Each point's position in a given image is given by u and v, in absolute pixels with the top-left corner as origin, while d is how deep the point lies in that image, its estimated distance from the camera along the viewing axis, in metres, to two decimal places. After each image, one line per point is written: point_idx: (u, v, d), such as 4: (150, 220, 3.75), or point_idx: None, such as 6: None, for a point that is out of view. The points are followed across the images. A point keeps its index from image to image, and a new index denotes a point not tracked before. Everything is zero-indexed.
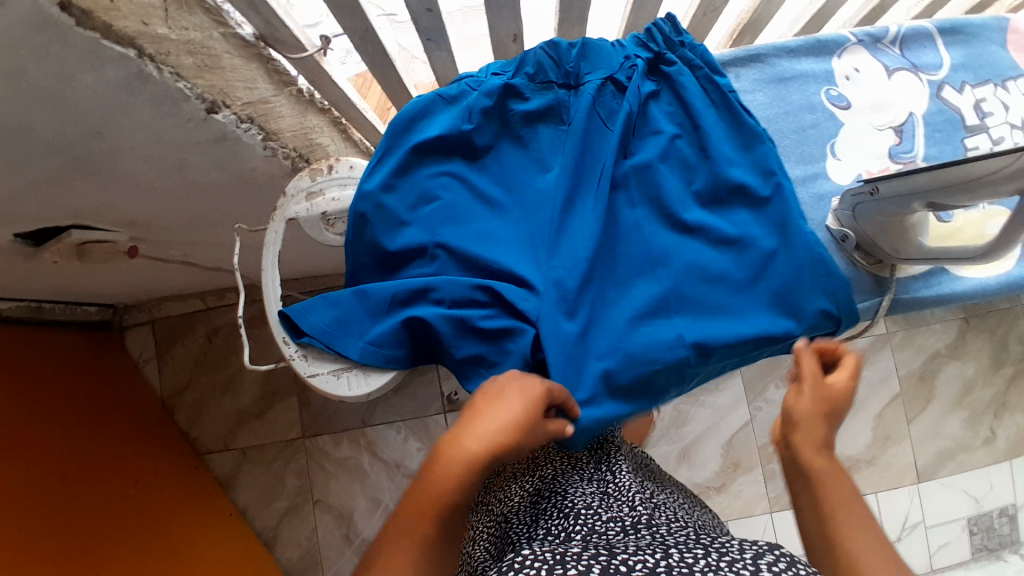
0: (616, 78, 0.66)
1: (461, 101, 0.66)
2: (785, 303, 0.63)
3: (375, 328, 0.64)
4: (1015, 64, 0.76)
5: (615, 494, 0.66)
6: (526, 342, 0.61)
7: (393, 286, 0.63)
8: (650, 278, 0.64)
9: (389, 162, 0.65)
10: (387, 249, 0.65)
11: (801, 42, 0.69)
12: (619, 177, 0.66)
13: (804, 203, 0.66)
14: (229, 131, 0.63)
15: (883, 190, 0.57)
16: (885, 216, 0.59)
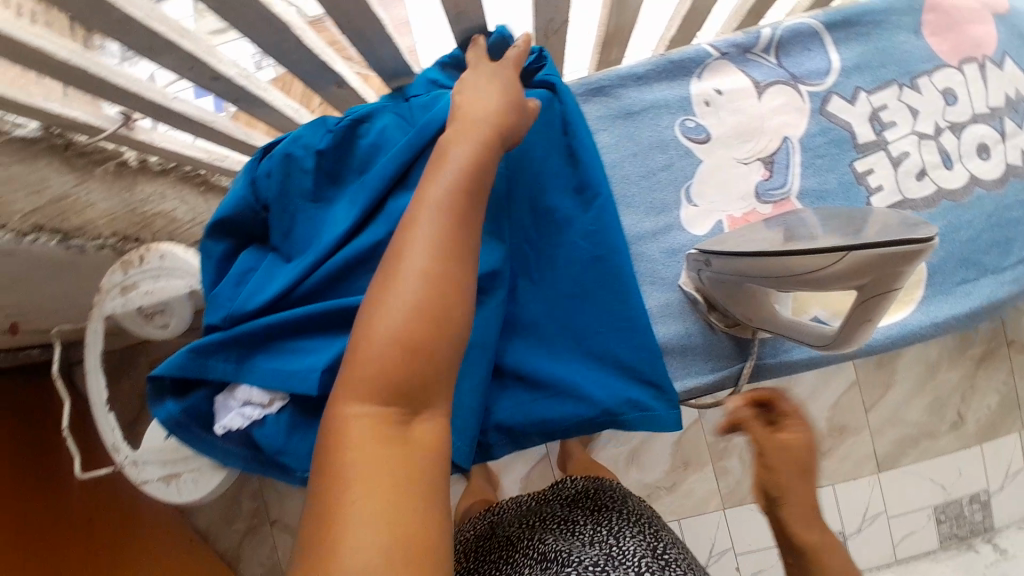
0: (292, 183, 0.59)
1: (256, 177, 0.58)
2: (650, 366, 0.56)
3: (267, 430, 0.57)
4: (932, 53, 0.63)
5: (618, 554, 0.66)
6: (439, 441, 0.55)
7: (268, 378, 0.55)
8: (537, 350, 0.57)
9: (224, 271, 0.58)
10: (255, 362, 0.56)
11: (652, 66, 0.60)
12: None
13: (654, 259, 0.59)
14: (16, 247, 0.59)
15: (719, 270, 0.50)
16: (728, 292, 0.51)
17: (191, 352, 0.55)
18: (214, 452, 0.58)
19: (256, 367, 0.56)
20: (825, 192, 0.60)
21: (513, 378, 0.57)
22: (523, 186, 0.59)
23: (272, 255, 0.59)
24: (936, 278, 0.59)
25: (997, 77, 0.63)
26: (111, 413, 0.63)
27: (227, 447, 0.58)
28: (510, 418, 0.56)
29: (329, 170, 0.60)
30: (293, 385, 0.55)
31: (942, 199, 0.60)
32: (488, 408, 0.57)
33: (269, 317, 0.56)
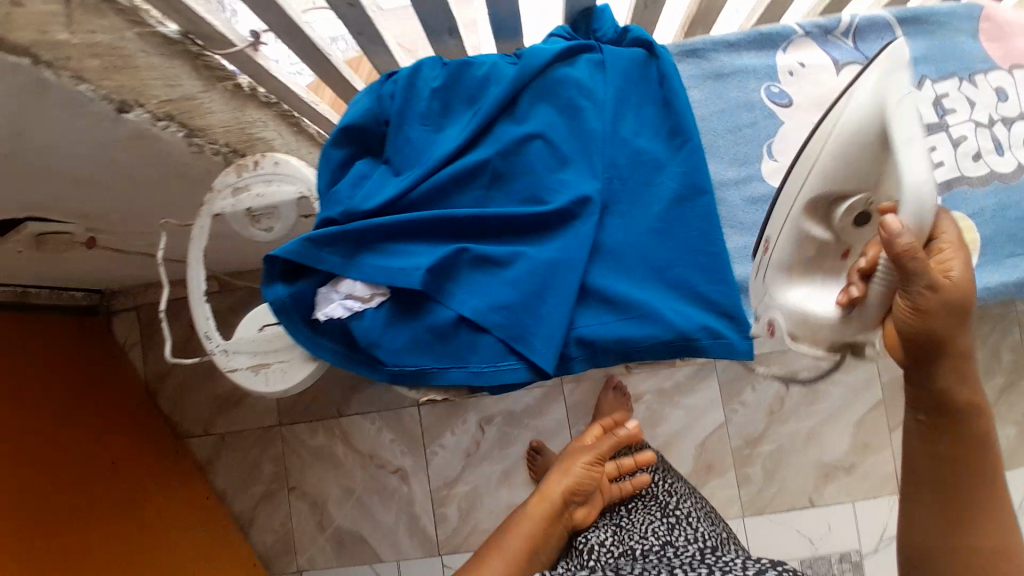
0: (410, 106, 0.64)
1: (378, 97, 0.64)
2: (721, 298, 0.61)
3: (366, 322, 0.61)
4: (990, 56, 0.70)
5: None
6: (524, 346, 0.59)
7: (372, 272, 0.59)
8: (619, 276, 0.62)
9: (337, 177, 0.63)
10: (361, 258, 0.60)
11: (743, 36, 0.67)
12: (536, 195, 0.62)
13: (736, 206, 0.64)
14: (146, 130, 0.61)
15: (791, 221, 0.55)
16: (807, 244, 0.54)
17: (307, 240, 0.59)
18: (308, 342, 0.62)
19: (361, 262, 0.60)
20: None
21: (594, 299, 0.61)
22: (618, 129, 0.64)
23: (382, 168, 0.64)
24: (988, 247, 0.64)
25: None
26: (207, 303, 0.67)
27: (319, 340, 0.62)
28: (592, 334, 0.60)
29: (443, 97, 0.65)
30: (395, 280, 0.59)
31: (994, 181, 0.66)
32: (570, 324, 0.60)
33: (378, 218, 0.60)
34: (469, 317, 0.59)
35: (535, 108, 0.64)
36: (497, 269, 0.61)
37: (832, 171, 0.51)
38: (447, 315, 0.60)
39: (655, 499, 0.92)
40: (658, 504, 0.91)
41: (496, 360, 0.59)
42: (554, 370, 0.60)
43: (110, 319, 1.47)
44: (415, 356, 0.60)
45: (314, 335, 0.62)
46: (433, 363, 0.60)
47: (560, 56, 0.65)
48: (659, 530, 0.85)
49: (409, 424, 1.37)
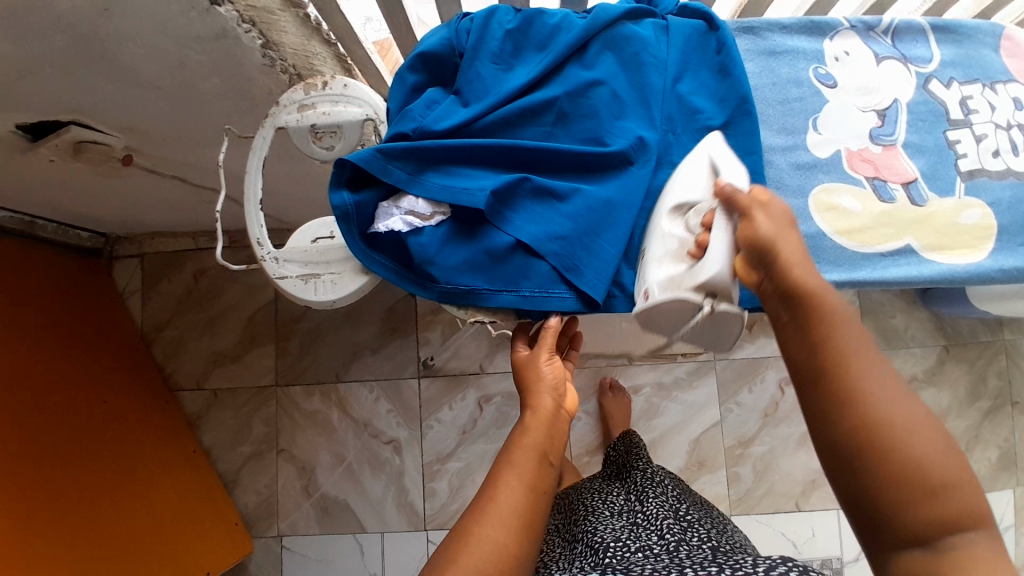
0: (483, 41, 0.66)
1: (453, 31, 0.66)
2: None
3: (422, 241, 0.62)
4: (1009, 70, 0.75)
5: (664, 526, 0.80)
6: (576, 278, 0.61)
7: (435, 191, 0.61)
8: None
9: (406, 103, 0.66)
10: (425, 177, 0.62)
11: (795, 20, 0.71)
12: (596, 139, 0.65)
13: (783, 170, 0.67)
14: (230, 29, 0.64)
15: (661, 223, 0.61)
16: (674, 236, 0.60)
17: (377, 152, 0.61)
18: (361, 254, 0.63)
19: (425, 180, 0.62)
20: (924, 147, 0.70)
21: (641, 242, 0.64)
22: (677, 89, 0.67)
23: (450, 98, 0.66)
24: (1007, 235, 0.69)
25: None
26: (261, 213, 0.67)
27: (372, 255, 0.63)
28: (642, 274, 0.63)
29: (513, 39, 0.68)
30: (459, 200, 0.61)
31: (1011, 176, 0.71)
32: (620, 262, 0.63)
33: (445, 141, 0.62)
34: (527, 242, 0.61)
35: (602, 56, 0.67)
36: (555, 201, 0.63)
37: (680, 183, 0.61)
38: (504, 240, 0.61)
39: (662, 499, 0.86)
40: (669, 504, 0.86)
41: (546, 289, 0.61)
42: (601, 303, 0.62)
43: (111, 265, 1.43)
44: (469, 276, 0.62)
45: (368, 249, 0.63)
46: (486, 284, 0.61)
47: (629, 14, 0.68)
48: (672, 527, 0.79)
49: (408, 396, 1.36)
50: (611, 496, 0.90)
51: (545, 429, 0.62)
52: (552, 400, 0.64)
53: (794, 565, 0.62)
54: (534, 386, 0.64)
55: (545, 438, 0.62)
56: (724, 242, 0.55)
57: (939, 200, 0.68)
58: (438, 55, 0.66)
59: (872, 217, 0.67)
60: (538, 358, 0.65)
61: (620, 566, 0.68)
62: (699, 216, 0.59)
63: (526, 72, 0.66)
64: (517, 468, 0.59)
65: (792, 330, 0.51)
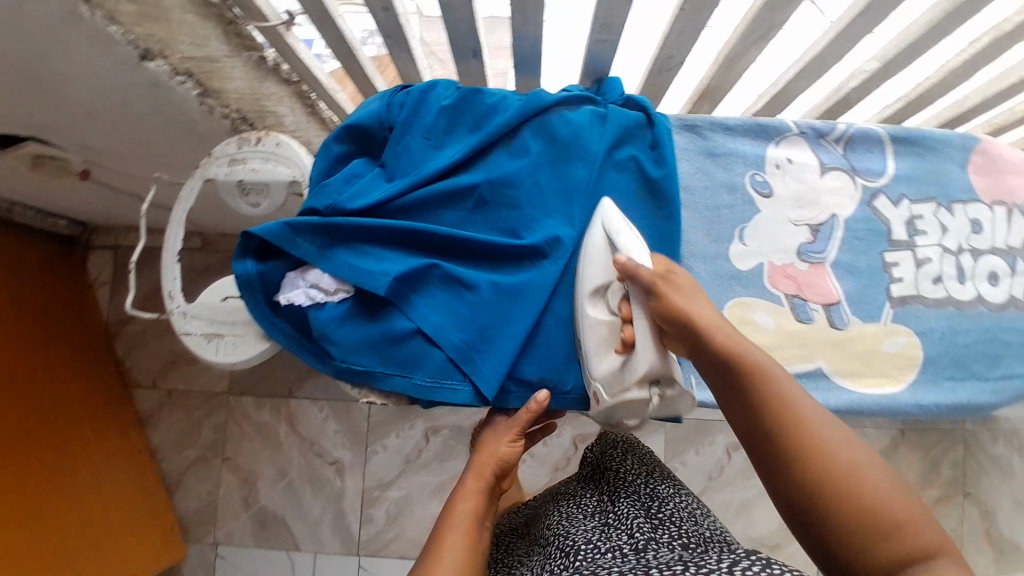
0: (413, 115, 0.66)
1: (385, 105, 0.66)
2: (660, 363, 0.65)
3: (322, 315, 0.61)
4: (971, 188, 0.73)
5: (617, 523, 0.65)
6: (470, 373, 0.60)
7: (340, 268, 0.61)
8: (568, 324, 0.64)
9: (330, 173, 0.65)
10: (334, 251, 0.61)
11: (741, 122, 0.69)
12: (513, 229, 0.64)
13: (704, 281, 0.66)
14: (162, 81, 0.63)
15: (584, 314, 0.59)
16: (600, 321, 0.58)
17: (287, 224, 0.61)
18: (264, 320, 0.62)
19: (332, 255, 0.61)
20: (853, 268, 0.69)
21: (544, 339, 0.64)
22: (603, 184, 0.67)
23: (375, 170, 0.66)
24: (928, 367, 0.68)
25: None
26: (178, 263, 0.68)
27: (276, 321, 0.63)
28: (537, 380, 0.63)
29: (447, 115, 0.67)
30: (363, 282, 0.60)
31: (950, 305, 0.70)
32: (520, 358, 0.63)
33: (358, 218, 0.62)
34: (426, 330, 0.60)
35: (531, 143, 0.66)
36: (461, 289, 0.62)
37: (586, 269, 0.59)
38: (405, 325, 0.61)
39: (634, 493, 0.69)
40: (645, 495, 0.69)
41: (440, 380, 0.60)
42: (493, 400, 0.61)
43: (85, 254, 1.43)
44: (365, 357, 0.61)
45: (272, 314, 0.62)
46: (380, 366, 0.61)
47: (565, 101, 0.68)
48: (643, 525, 0.63)
49: (357, 418, 1.37)
50: (582, 497, 0.73)
51: (482, 500, 0.59)
52: (493, 476, 0.61)
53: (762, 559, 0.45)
54: (479, 450, 0.63)
55: (479, 504, 0.59)
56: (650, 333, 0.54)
57: (862, 324, 0.67)
58: (367, 126, 0.65)
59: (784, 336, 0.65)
60: (498, 439, 0.62)
61: None
62: (616, 300, 0.57)
63: (454, 150, 0.66)
64: (457, 533, 0.56)
65: (734, 404, 0.49)
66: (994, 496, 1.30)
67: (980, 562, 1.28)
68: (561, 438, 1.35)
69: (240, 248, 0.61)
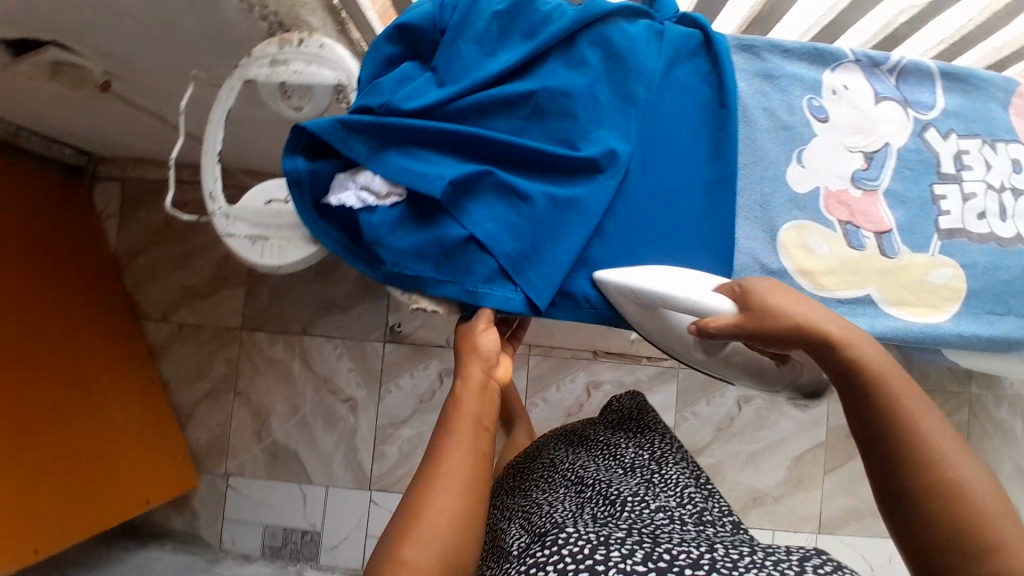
0: (467, 20, 0.64)
1: (437, 8, 0.64)
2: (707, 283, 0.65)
3: (373, 220, 0.60)
4: (1013, 128, 0.72)
5: (660, 485, 0.71)
6: (521, 283, 0.60)
7: (392, 169, 0.59)
8: (620, 238, 0.63)
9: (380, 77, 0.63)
10: (386, 153, 0.60)
11: (798, 45, 0.68)
12: (568, 140, 0.63)
13: (745, 208, 0.66)
14: None
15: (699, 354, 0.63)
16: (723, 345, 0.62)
17: (338, 122, 0.59)
18: (310, 222, 0.61)
19: (385, 156, 0.59)
20: (903, 197, 0.68)
21: (595, 255, 0.63)
22: (659, 99, 0.65)
23: (426, 75, 0.64)
24: (972, 298, 0.68)
25: None
26: (219, 164, 0.66)
27: (323, 226, 0.61)
28: (586, 296, 0.63)
29: (502, 22, 0.65)
30: (416, 185, 0.58)
31: (990, 241, 0.69)
32: (570, 271, 0.62)
33: (412, 120, 0.60)
34: (479, 237, 0.59)
35: (589, 55, 0.64)
36: (515, 200, 0.61)
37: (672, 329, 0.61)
38: (458, 231, 0.59)
39: (681, 466, 0.76)
40: (690, 471, 0.76)
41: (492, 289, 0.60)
42: (543, 310, 0.61)
43: (92, 184, 1.40)
44: (417, 263, 0.60)
45: (318, 217, 0.61)
46: (432, 274, 0.60)
47: (623, 11, 0.65)
48: (695, 496, 0.70)
49: (371, 358, 1.36)
50: (620, 446, 0.80)
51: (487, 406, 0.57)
52: (481, 370, 0.59)
53: (828, 556, 0.51)
54: (468, 352, 0.60)
55: (477, 405, 0.56)
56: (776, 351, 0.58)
57: (911, 254, 0.67)
58: (418, 29, 0.63)
59: (837, 262, 0.65)
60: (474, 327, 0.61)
61: (650, 533, 0.57)
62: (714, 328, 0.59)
63: (508, 58, 0.64)
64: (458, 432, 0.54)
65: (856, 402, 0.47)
66: (994, 457, 1.33)
67: None
68: (574, 384, 1.35)
69: (288, 141, 0.59)
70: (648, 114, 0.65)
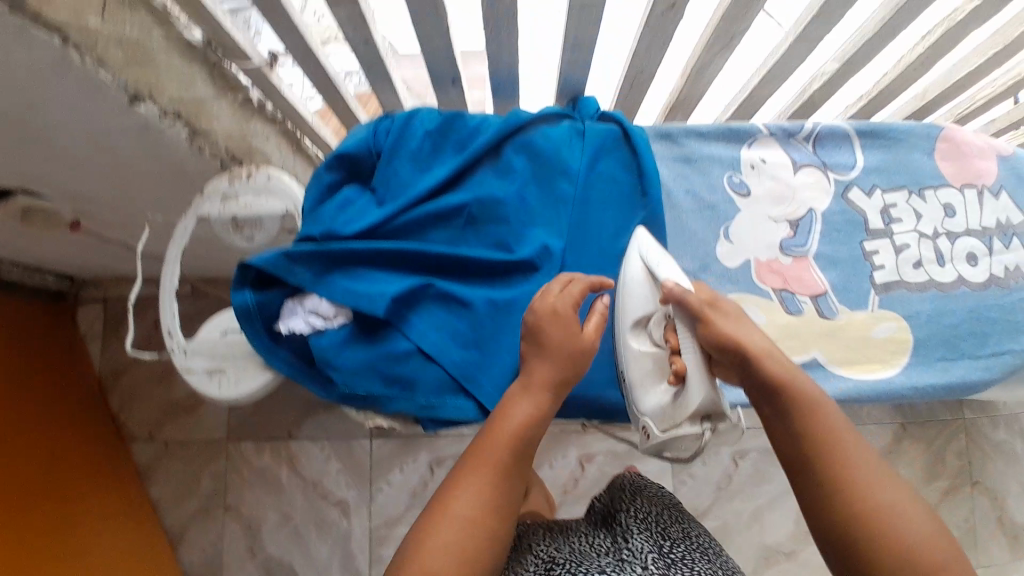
0: (400, 140, 0.68)
1: (371, 133, 0.68)
2: None
3: (322, 342, 0.62)
4: (938, 174, 0.74)
5: (630, 556, 0.64)
6: (470, 389, 0.61)
7: (338, 293, 0.61)
8: None
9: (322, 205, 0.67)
10: (330, 276, 0.62)
11: (713, 127, 0.71)
12: (504, 243, 0.66)
13: None
14: (153, 123, 0.64)
15: (628, 343, 0.61)
16: (646, 355, 0.61)
17: (281, 254, 0.61)
18: (264, 350, 0.63)
19: (329, 281, 0.62)
20: (834, 259, 0.70)
21: None
22: (588, 195, 0.69)
23: (364, 197, 0.68)
24: (920, 349, 0.69)
25: (1007, 203, 0.74)
26: (176, 301, 0.68)
27: (276, 350, 0.63)
28: None
29: (433, 138, 0.69)
30: (361, 305, 0.61)
31: (932, 288, 0.71)
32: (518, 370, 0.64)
33: (353, 244, 0.63)
34: (425, 348, 0.62)
35: (515, 161, 0.68)
36: (457, 308, 0.64)
37: (627, 302, 0.61)
38: (405, 344, 0.62)
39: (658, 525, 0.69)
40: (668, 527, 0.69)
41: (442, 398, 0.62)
42: None
43: (75, 309, 1.43)
44: (366, 381, 0.61)
45: (272, 343, 0.63)
46: (382, 389, 0.61)
47: (544, 118, 0.70)
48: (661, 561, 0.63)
49: (359, 455, 1.35)
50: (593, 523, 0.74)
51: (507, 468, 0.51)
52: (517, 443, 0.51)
53: None
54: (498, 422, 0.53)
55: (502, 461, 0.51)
56: (701, 372, 0.56)
57: (850, 312, 0.69)
58: (354, 154, 0.67)
59: (777, 329, 0.67)
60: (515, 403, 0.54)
61: None
62: (660, 330, 0.60)
63: (441, 172, 0.68)
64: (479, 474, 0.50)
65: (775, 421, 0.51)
66: (999, 484, 1.30)
67: (992, 548, 1.28)
68: (566, 459, 1.34)
69: (234, 276, 0.62)
70: (579, 210, 0.68)
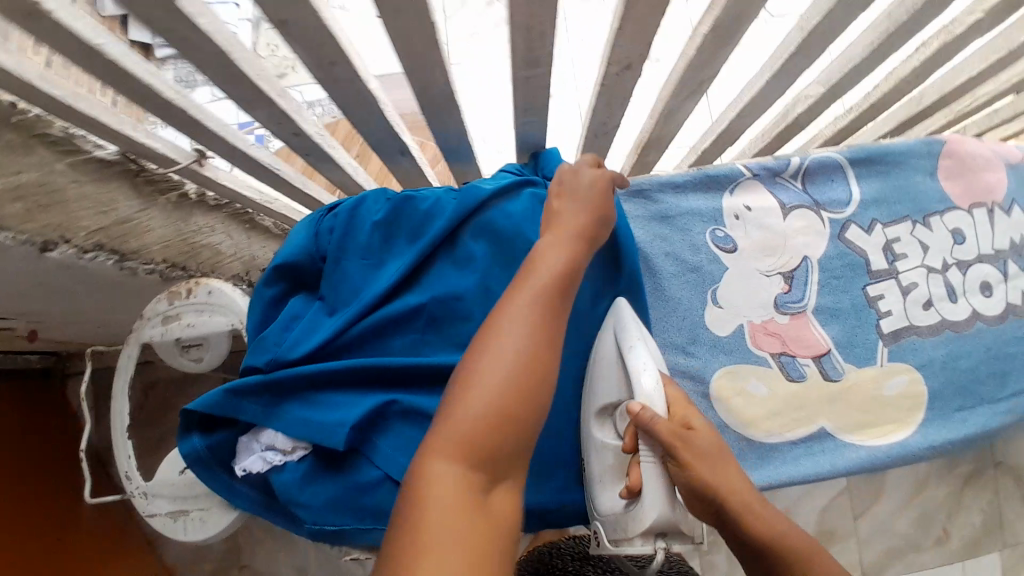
0: (346, 238, 0.62)
1: (315, 235, 0.62)
2: None
3: (284, 477, 0.57)
4: (944, 195, 0.66)
5: None
6: None
7: (293, 425, 0.56)
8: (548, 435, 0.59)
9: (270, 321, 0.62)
10: (284, 405, 0.57)
11: (689, 177, 0.64)
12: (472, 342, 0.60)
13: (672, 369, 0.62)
14: (73, 260, 0.62)
15: (592, 433, 0.54)
16: (607, 448, 0.53)
17: (227, 391, 0.57)
18: (224, 490, 0.59)
19: (285, 412, 0.57)
20: (837, 311, 0.64)
21: None
22: None
23: (316, 305, 0.62)
24: (935, 401, 0.63)
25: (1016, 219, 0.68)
26: (129, 439, 0.64)
27: (237, 487, 0.59)
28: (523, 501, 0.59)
29: (383, 229, 0.63)
30: (319, 438, 0.55)
31: (946, 329, 0.64)
32: None
33: (305, 368, 0.58)
34: (395, 476, 0.56)
35: (473, 248, 0.62)
36: (425, 423, 0.58)
37: (597, 385, 0.55)
38: (372, 473, 0.56)
39: None
40: None
41: None
42: None
43: None
44: (336, 517, 0.57)
45: (231, 481, 0.59)
46: (354, 524, 0.57)
47: (503, 192, 0.64)
48: None
49: None
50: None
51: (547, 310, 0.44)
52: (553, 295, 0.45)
53: None
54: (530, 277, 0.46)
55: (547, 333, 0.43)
56: (659, 482, 0.47)
57: (858, 370, 0.63)
58: (298, 261, 0.61)
59: (779, 402, 0.62)
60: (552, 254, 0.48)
61: None
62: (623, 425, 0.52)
63: (395, 267, 0.62)
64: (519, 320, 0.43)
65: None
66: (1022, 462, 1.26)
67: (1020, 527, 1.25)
68: None
69: (181, 419, 0.58)
70: None
